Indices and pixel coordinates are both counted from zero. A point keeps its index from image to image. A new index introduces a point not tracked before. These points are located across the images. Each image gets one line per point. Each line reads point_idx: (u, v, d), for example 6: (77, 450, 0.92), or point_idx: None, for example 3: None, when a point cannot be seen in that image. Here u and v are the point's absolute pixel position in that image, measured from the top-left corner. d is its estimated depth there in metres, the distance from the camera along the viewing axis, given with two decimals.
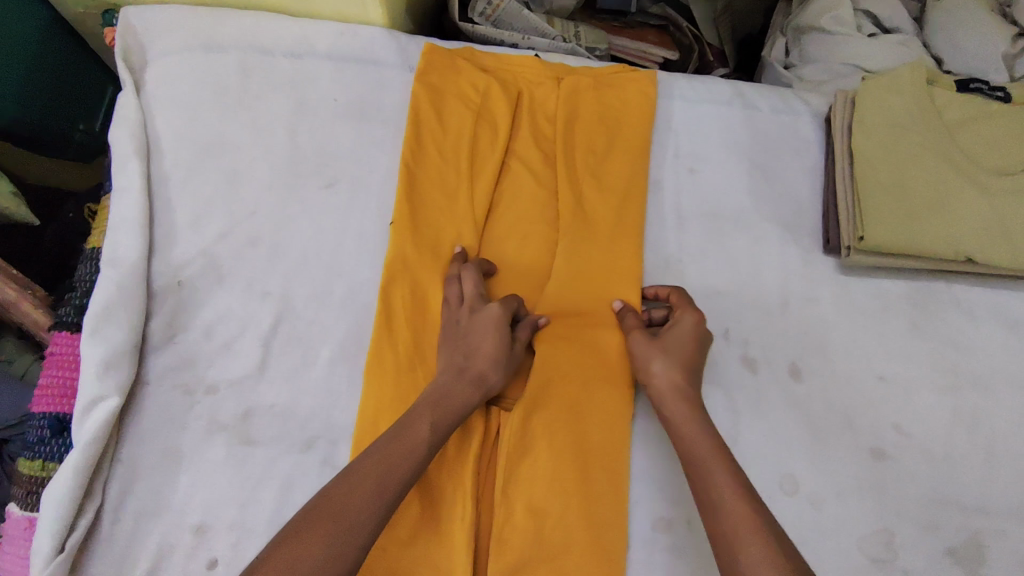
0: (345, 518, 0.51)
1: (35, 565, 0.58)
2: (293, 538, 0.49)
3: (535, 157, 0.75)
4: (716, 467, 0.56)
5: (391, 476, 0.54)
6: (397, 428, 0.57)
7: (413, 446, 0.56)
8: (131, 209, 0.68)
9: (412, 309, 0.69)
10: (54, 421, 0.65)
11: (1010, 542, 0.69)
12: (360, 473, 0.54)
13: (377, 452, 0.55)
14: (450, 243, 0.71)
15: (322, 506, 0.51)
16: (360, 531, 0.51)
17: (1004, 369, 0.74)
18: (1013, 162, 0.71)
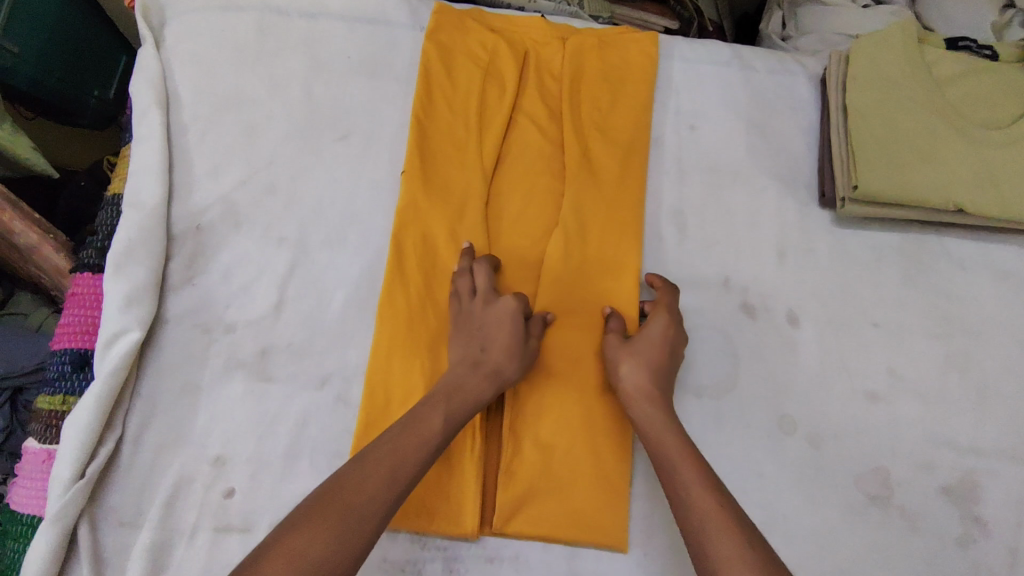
0: (357, 507, 0.50)
1: (57, 489, 0.60)
2: (304, 522, 0.48)
3: (542, 112, 0.78)
4: (684, 470, 0.56)
5: (404, 466, 0.54)
6: (411, 417, 0.57)
7: (425, 439, 0.56)
8: (153, 156, 0.71)
9: (422, 258, 0.71)
10: (76, 356, 0.67)
11: (1003, 480, 0.71)
12: (373, 461, 0.53)
13: (389, 439, 0.55)
14: (460, 192, 0.74)
15: (334, 494, 0.51)
16: (370, 522, 0.50)
17: (993, 316, 0.77)
18: (995, 118, 0.76)
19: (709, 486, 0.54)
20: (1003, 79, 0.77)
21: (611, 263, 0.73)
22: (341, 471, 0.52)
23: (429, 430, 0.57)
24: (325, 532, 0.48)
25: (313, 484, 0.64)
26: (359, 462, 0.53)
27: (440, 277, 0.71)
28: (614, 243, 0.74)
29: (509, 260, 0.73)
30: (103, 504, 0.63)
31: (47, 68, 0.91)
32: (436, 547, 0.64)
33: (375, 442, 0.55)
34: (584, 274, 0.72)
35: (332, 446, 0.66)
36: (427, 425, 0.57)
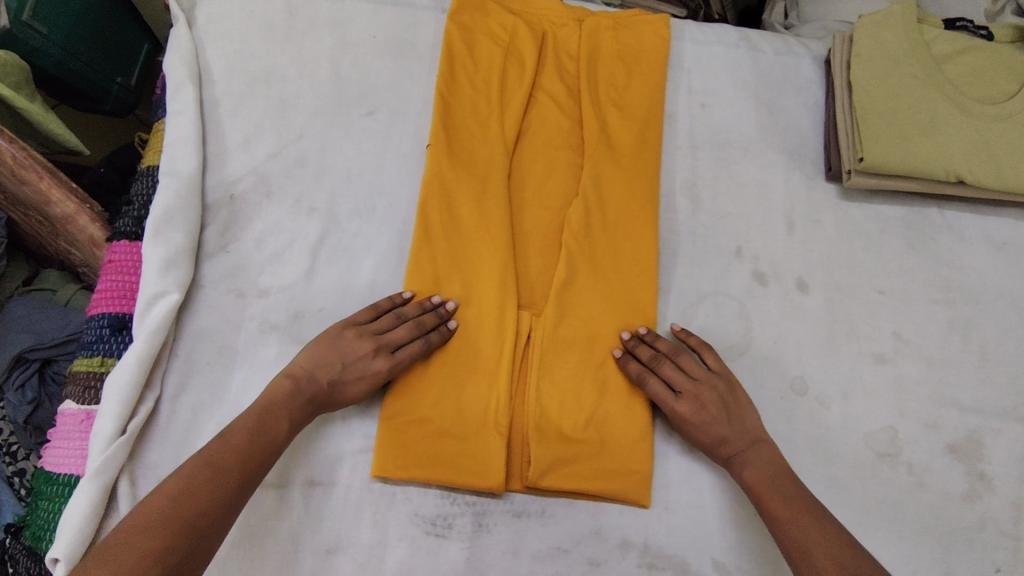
0: (208, 513, 0.50)
1: (98, 445, 0.62)
2: (157, 525, 0.47)
3: (561, 91, 0.81)
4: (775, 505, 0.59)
5: (244, 466, 0.54)
6: (254, 424, 0.57)
7: (269, 445, 0.57)
8: (187, 129, 0.73)
9: (454, 233, 0.73)
10: (116, 319, 0.69)
11: (1004, 439, 0.74)
12: (217, 465, 0.53)
13: (235, 444, 0.55)
14: (483, 165, 0.76)
15: (185, 496, 0.50)
16: (217, 524, 0.51)
17: (993, 284, 0.81)
18: (991, 94, 0.80)
19: (810, 525, 0.57)
20: (998, 56, 0.81)
21: (632, 234, 0.76)
22: (181, 475, 0.51)
23: (264, 431, 0.57)
24: (178, 536, 0.48)
25: (345, 443, 0.67)
26: (196, 464, 0.52)
27: (470, 254, 0.73)
28: (632, 215, 0.76)
29: (532, 230, 0.76)
30: (141, 461, 0.64)
31: (74, 51, 0.92)
32: (465, 502, 0.66)
33: (214, 445, 0.54)
34: (607, 248, 0.75)
35: (364, 406, 0.68)
36: (270, 431, 0.58)
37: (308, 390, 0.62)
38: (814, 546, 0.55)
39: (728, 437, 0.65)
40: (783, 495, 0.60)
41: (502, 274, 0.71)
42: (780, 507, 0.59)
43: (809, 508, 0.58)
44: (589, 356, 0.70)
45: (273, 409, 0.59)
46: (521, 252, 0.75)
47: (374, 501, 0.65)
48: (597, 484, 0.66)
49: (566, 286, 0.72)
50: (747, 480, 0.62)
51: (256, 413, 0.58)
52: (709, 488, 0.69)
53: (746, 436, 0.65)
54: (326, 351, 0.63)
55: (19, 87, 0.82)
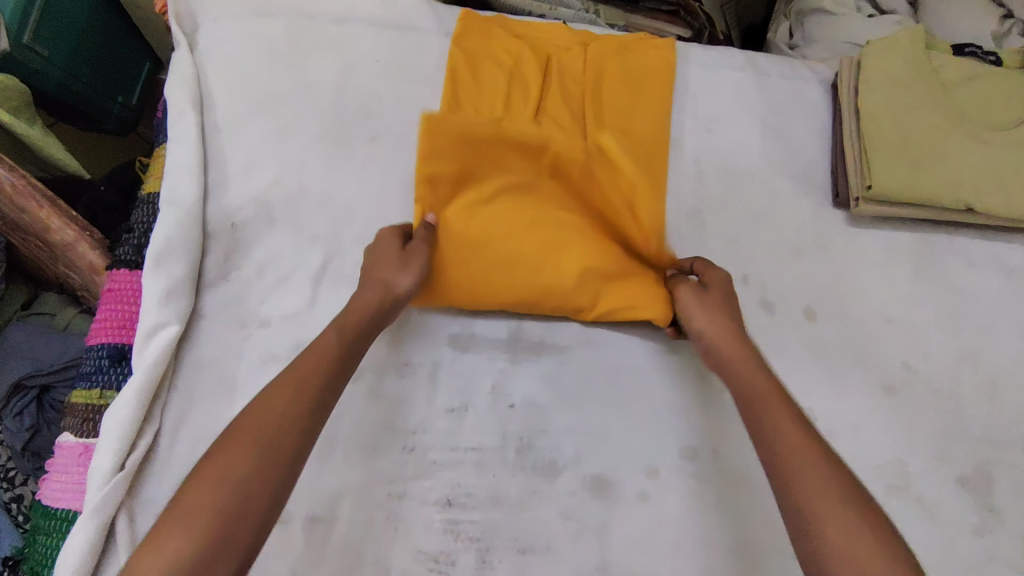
0: (267, 429, 0.50)
1: (95, 481, 0.61)
2: (223, 448, 0.49)
3: (565, 107, 0.78)
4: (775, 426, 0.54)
5: (255, 503, 0.47)
6: (257, 446, 0.49)
7: (320, 353, 0.57)
8: (188, 156, 0.73)
9: (464, 255, 0.71)
10: (114, 350, 0.68)
11: (1016, 471, 0.73)
12: (219, 511, 0.46)
13: (237, 478, 0.47)
14: (481, 174, 0.72)
15: (243, 421, 0.51)
16: (290, 435, 0.51)
17: (1002, 313, 0.80)
18: (1000, 121, 0.79)
19: (811, 454, 0.52)
20: (1007, 83, 0.81)
21: (639, 254, 0.74)
22: (229, 449, 0.49)
23: (265, 450, 0.49)
24: (247, 452, 0.49)
25: (347, 476, 0.66)
26: (191, 515, 0.45)
27: (482, 276, 0.71)
28: (640, 234, 0.74)
29: (534, 246, 0.73)
30: (139, 496, 0.63)
31: (74, 72, 0.91)
32: (469, 538, 0.65)
33: (210, 482, 0.47)
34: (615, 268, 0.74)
35: (366, 439, 0.67)
36: (277, 449, 0.50)
37: (313, 382, 0.55)
38: (834, 524, 0.48)
39: (761, 392, 0.58)
40: (819, 459, 0.51)
41: (511, 277, 0.72)
42: (809, 469, 0.51)
43: (844, 484, 0.50)
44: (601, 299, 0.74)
45: (275, 423, 0.51)
46: (531, 274, 0.72)
47: (376, 538, 0.64)
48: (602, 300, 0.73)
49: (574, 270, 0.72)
50: (777, 436, 0.54)
51: (254, 432, 0.50)
52: (716, 522, 0.68)
53: (783, 397, 0.57)
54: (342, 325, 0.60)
55: (19, 111, 0.81)
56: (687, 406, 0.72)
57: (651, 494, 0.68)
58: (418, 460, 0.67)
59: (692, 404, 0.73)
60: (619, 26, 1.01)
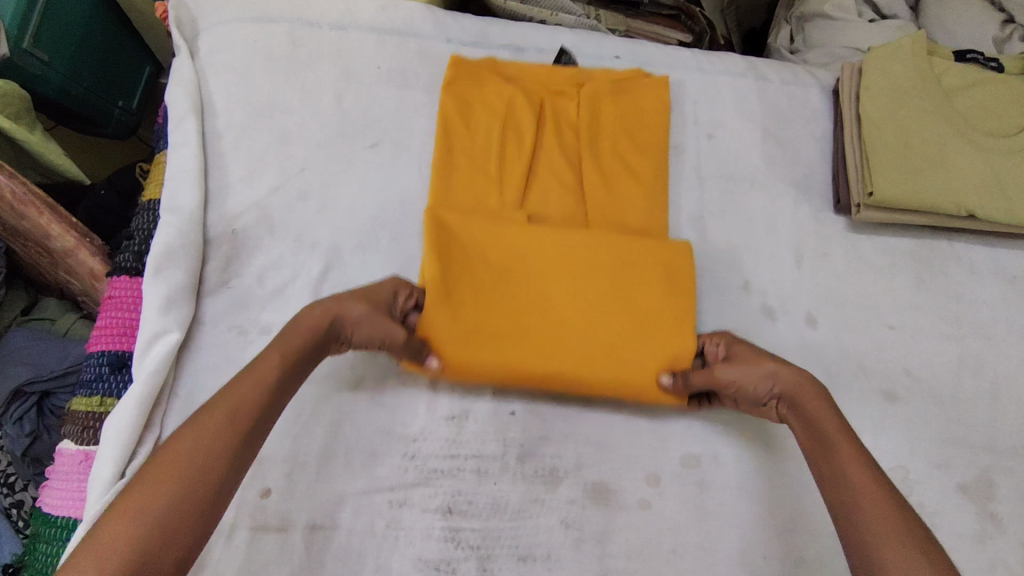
0: (194, 460, 0.49)
1: (95, 490, 0.61)
2: (145, 479, 0.47)
3: (563, 150, 0.78)
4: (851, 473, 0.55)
5: (173, 540, 0.45)
6: (180, 479, 0.47)
7: (258, 379, 0.55)
8: (189, 163, 0.73)
9: (466, 319, 0.67)
10: (114, 357, 0.68)
11: (1017, 478, 0.73)
12: (135, 548, 0.43)
13: (157, 512, 0.45)
14: (490, 318, 0.68)
15: (171, 449, 0.49)
16: (213, 469, 0.49)
17: (1004, 319, 0.80)
18: (1002, 127, 0.79)
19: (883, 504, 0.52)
20: (1008, 89, 0.81)
21: (649, 305, 0.70)
22: (147, 481, 0.47)
23: (190, 483, 0.48)
24: (170, 484, 0.47)
25: (347, 484, 0.65)
26: (104, 549, 0.43)
27: (490, 354, 0.67)
28: (650, 287, 0.70)
29: (542, 313, 0.69)
30: None
31: (75, 77, 0.91)
32: (469, 546, 0.65)
33: (127, 516, 0.45)
34: (626, 321, 0.69)
35: (367, 446, 0.67)
36: (200, 483, 0.48)
37: (247, 412, 0.53)
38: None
39: (838, 452, 0.57)
40: (901, 527, 0.51)
41: (520, 343, 0.68)
42: (893, 539, 0.50)
43: (927, 554, 0.49)
44: (620, 363, 0.68)
45: (202, 455, 0.49)
46: (536, 335, 0.68)
47: (376, 546, 0.64)
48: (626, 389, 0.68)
49: (588, 334, 0.69)
50: (857, 502, 0.53)
51: (178, 463, 0.48)
52: (717, 530, 0.68)
53: (859, 453, 0.57)
54: (285, 345, 0.58)
55: (19, 117, 0.81)
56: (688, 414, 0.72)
57: (652, 500, 0.68)
58: (419, 468, 0.67)
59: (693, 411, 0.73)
60: (620, 30, 1.00)
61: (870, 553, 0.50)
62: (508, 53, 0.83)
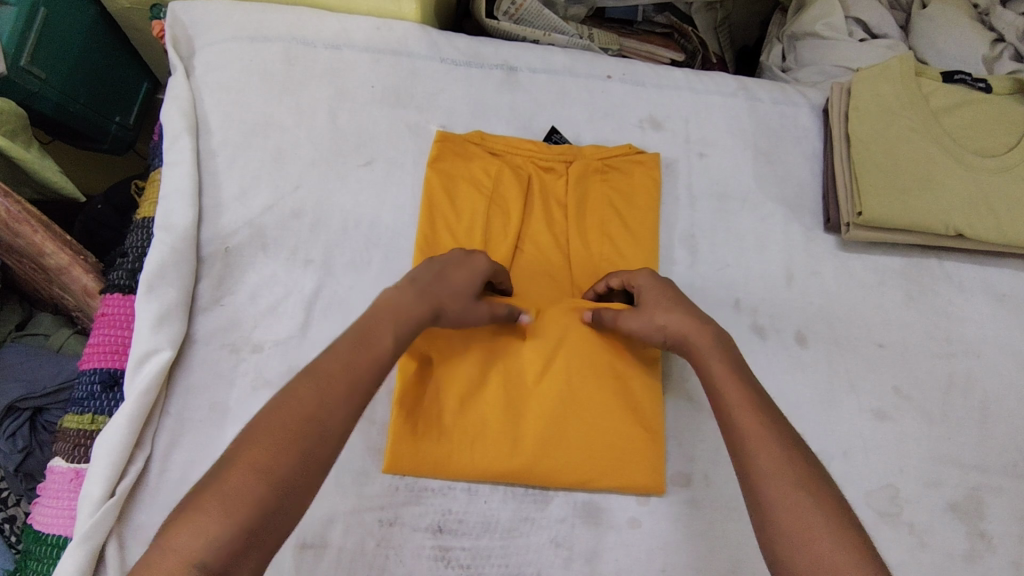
0: (314, 423, 0.49)
1: (85, 508, 0.61)
2: (263, 437, 0.47)
3: (550, 253, 0.77)
4: (739, 413, 0.55)
5: (289, 502, 0.46)
6: (300, 442, 0.48)
7: (377, 354, 0.54)
8: (182, 181, 0.73)
9: (435, 391, 0.69)
10: (107, 375, 0.69)
11: (1006, 497, 0.74)
12: (257, 511, 0.44)
13: (277, 475, 0.46)
14: (459, 396, 0.68)
15: (289, 404, 0.49)
16: (327, 437, 0.49)
17: (993, 337, 0.81)
18: (988, 147, 0.80)
19: (770, 443, 0.52)
20: (994, 110, 0.82)
21: (623, 397, 0.70)
22: (269, 442, 0.47)
23: (308, 446, 0.48)
24: (289, 447, 0.47)
25: (337, 503, 0.65)
26: (228, 507, 0.44)
27: (464, 433, 0.68)
28: (621, 422, 0.69)
29: (515, 385, 0.69)
30: (130, 522, 0.63)
31: (72, 94, 0.92)
32: (459, 565, 0.65)
33: (251, 473, 0.45)
34: (598, 444, 0.68)
35: (355, 464, 0.67)
36: (312, 450, 0.48)
37: (360, 385, 0.52)
38: (789, 509, 0.49)
39: (716, 377, 0.59)
40: (772, 443, 0.52)
41: (493, 417, 0.68)
42: (766, 456, 0.52)
43: (806, 474, 0.51)
44: (592, 443, 0.68)
45: (318, 420, 0.49)
46: (506, 409, 0.69)
47: (366, 565, 0.64)
48: (600, 462, 0.68)
49: (560, 414, 0.69)
50: (734, 424, 0.55)
51: (297, 428, 0.48)
52: (704, 549, 0.68)
53: (762, 400, 0.56)
54: (399, 325, 0.57)
55: (15, 134, 0.82)
56: (682, 434, 0.72)
57: (643, 520, 0.68)
58: (410, 486, 0.67)
59: (683, 430, 0.72)
60: (614, 49, 1.01)
61: (749, 469, 0.52)
62: (501, 73, 0.84)
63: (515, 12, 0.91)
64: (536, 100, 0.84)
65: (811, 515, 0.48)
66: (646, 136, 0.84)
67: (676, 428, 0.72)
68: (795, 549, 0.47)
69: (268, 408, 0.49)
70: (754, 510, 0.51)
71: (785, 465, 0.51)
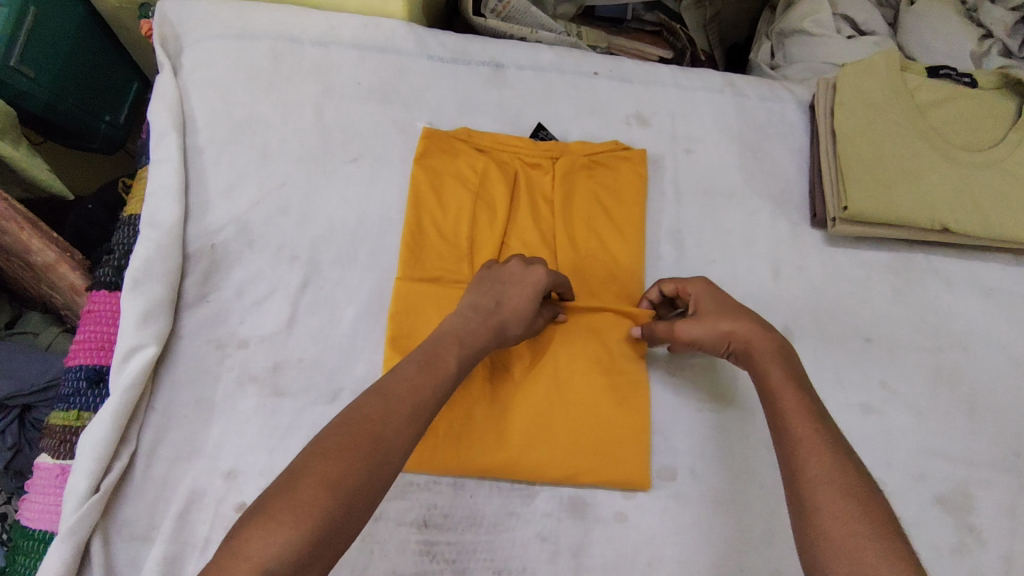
0: (382, 440, 0.50)
1: (69, 504, 0.61)
2: (334, 449, 0.48)
3: (538, 250, 0.76)
4: (794, 422, 0.55)
5: (354, 516, 0.46)
6: (368, 458, 0.48)
7: (441, 376, 0.56)
8: (169, 178, 0.73)
9: None
10: (92, 372, 0.68)
11: (993, 491, 0.74)
12: (326, 523, 0.44)
13: (346, 489, 0.46)
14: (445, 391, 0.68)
15: (359, 419, 0.50)
16: (392, 455, 0.50)
17: (980, 331, 0.81)
18: (974, 142, 0.80)
19: (824, 451, 0.53)
20: (980, 105, 0.82)
21: (611, 392, 0.70)
22: (340, 454, 0.47)
23: (376, 463, 0.49)
24: (358, 462, 0.48)
25: None
26: (300, 515, 0.44)
27: (450, 426, 0.67)
28: (609, 418, 0.70)
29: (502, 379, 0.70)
30: (115, 517, 0.63)
31: (62, 93, 0.92)
32: (444, 560, 0.65)
33: (321, 483, 0.46)
34: (585, 436, 0.69)
35: None
36: (379, 466, 0.49)
37: (424, 406, 0.54)
38: (835, 514, 0.49)
39: (774, 386, 0.59)
40: (825, 451, 0.53)
41: (481, 411, 0.68)
42: (817, 463, 0.52)
43: (856, 484, 0.50)
44: (579, 438, 0.68)
45: (386, 437, 0.50)
46: (493, 404, 0.69)
47: (350, 560, 0.64)
48: (587, 458, 0.68)
49: (548, 409, 0.69)
50: (790, 432, 0.55)
51: (367, 443, 0.49)
52: (690, 544, 0.68)
53: (815, 407, 0.57)
54: (462, 349, 0.59)
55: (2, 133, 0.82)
56: (669, 429, 0.72)
57: (629, 515, 0.68)
58: (395, 482, 0.67)
59: (670, 425, 0.72)
60: (602, 47, 1.01)
61: (798, 476, 0.52)
62: (488, 70, 0.84)
63: (502, 9, 0.92)
64: (523, 97, 0.84)
65: (859, 521, 0.48)
66: (633, 132, 0.84)
67: (662, 422, 0.72)
68: (840, 554, 0.47)
69: (338, 421, 0.50)
70: (800, 515, 0.51)
71: (836, 473, 0.51)
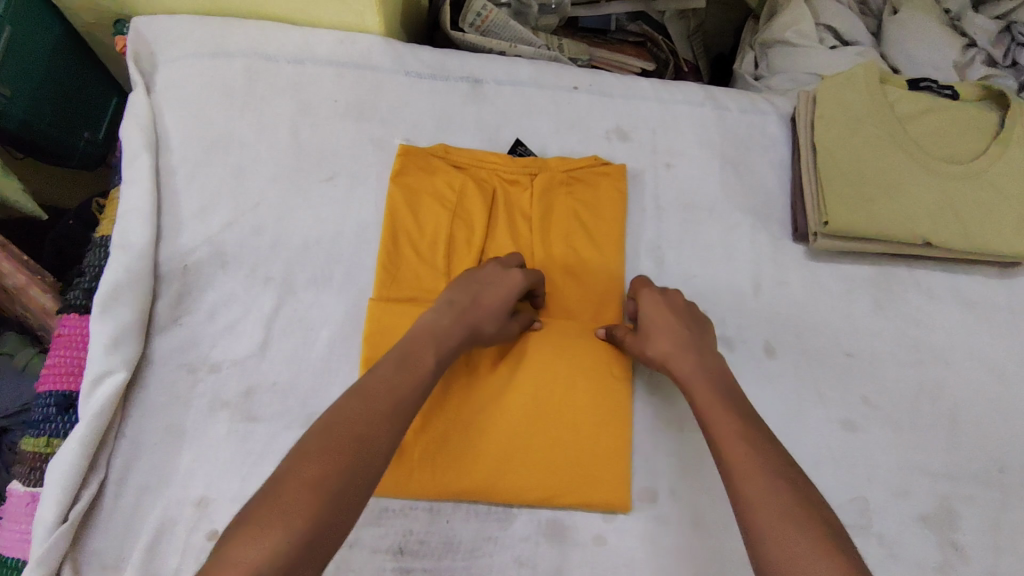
0: (365, 439, 0.51)
1: (38, 534, 0.60)
2: (316, 451, 0.49)
3: None
4: (729, 442, 0.58)
5: (341, 515, 0.47)
6: (350, 457, 0.49)
7: (419, 375, 0.57)
8: (141, 199, 0.72)
9: None
10: (60, 398, 0.68)
11: (976, 507, 0.73)
12: (315, 523, 0.45)
13: (331, 490, 0.47)
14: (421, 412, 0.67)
15: (340, 421, 0.51)
16: (375, 453, 0.51)
17: (962, 344, 0.80)
18: (954, 154, 0.80)
19: (763, 472, 0.54)
20: (959, 116, 0.81)
21: (590, 411, 0.69)
22: (323, 456, 0.49)
23: (359, 461, 0.50)
24: (342, 461, 0.49)
25: None
26: (288, 517, 0.44)
27: (424, 448, 0.66)
28: (588, 439, 0.69)
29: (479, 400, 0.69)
30: (85, 547, 0.62)
31: (39, 112, 0.91)
32: None
33: (305, 485, 0.46)
34: (561, 458, 0.68)
35: None
36: (363, 465, 0.50)
37: (404, 405, 0.55)
38: (773, 535, 0.51)
39: (713, 408, 0.61)
40: (761, 471, 0.55)
41: (457, 432, 0.67)
42: (753, 485, 0.54)
43: (797, 505, 0.52)
44: (556, 459, 0.68)
45: (367, 437, 0.51)
46: (469, 425, 0.68)
47: None
48: (564, 480, 0.67)
49: (525, 429, 0.68)
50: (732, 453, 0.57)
51: (349, 442, 0.50)
52: (670, 566, 0.67)
53: (756, 428, 0.59)
54: (438, 346, 0.60)
55: None
56: (648, 449, 0.71)
57: (607, 537, 0.67)
58: (369, 507, 0.66)
59: (648, 444, 0.71)
60: (583, 59, 1.00)
61: (739, 497, 0.54)
62: (466, 85, 0.83)
63: (481, 23, 0.90)
64: (501, 112, 0.83)
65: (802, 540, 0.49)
66: (613, 147, 0.83)
67: (640, 442, 0.71)
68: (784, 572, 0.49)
69: (319, 425, 0.51)
70: (749, 537, 0.53)
71: (775, 493, 0.53)
